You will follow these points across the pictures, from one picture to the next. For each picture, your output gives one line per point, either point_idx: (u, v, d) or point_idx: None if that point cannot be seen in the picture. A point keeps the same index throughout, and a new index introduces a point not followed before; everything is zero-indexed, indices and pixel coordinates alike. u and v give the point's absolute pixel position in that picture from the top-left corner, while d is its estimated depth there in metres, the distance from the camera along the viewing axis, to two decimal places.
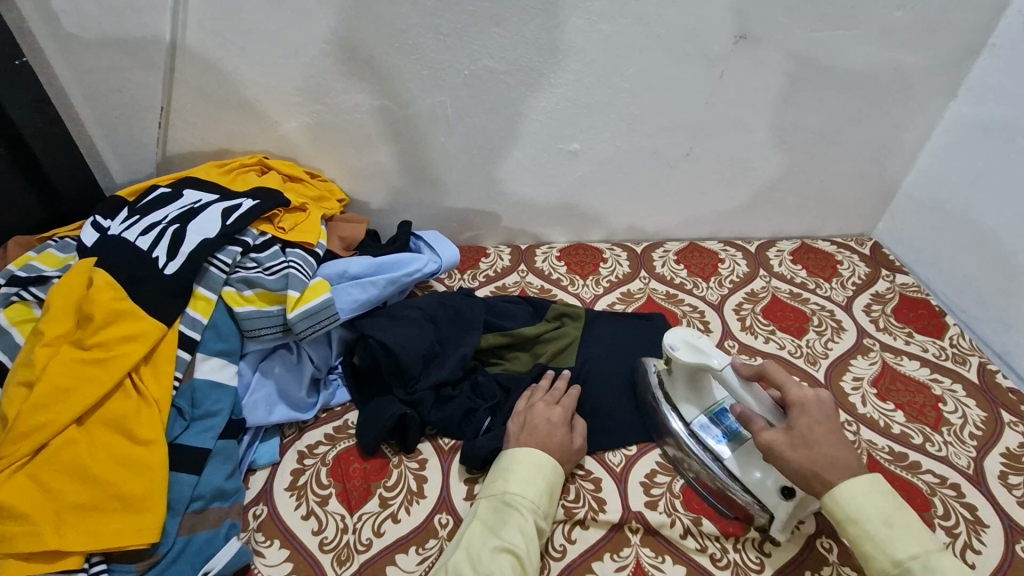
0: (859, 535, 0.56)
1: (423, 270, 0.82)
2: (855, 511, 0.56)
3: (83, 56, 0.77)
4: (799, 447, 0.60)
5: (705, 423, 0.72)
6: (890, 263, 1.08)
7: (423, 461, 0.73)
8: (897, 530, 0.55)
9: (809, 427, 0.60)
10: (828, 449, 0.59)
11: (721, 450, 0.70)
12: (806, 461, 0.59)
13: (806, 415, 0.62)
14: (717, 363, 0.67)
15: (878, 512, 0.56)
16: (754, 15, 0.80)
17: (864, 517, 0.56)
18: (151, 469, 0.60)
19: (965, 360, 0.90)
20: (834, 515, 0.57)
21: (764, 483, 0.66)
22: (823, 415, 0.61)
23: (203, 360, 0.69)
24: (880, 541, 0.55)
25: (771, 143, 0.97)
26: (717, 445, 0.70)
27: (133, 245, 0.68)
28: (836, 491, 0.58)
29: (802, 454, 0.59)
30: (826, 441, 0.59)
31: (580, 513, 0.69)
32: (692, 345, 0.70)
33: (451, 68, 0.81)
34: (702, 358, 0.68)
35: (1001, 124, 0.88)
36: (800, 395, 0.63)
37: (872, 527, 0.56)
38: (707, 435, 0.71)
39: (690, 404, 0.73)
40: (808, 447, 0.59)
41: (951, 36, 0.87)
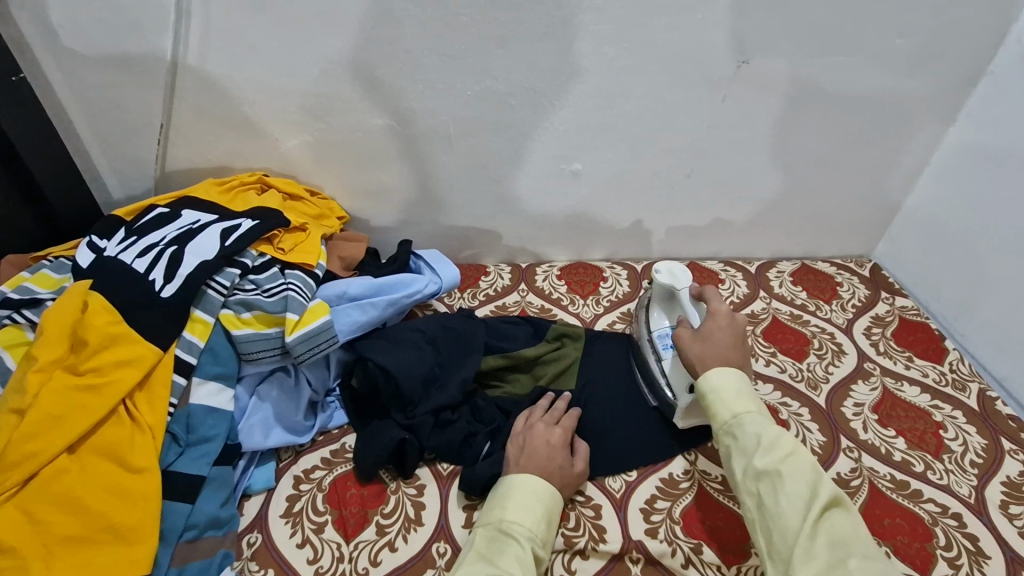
0: (712, 394, 0.64)
1: (423, 291, 0.82)
2: (712, 376, 0.65)
3: (82, 73, 0.76)
4: (700, 341, 0.69)
5: (666, 333, 0.79)
6: (889, 285, 1.08)
7: (421, 487, 0.71)
8: (743, 393, 0.63)
9: (712, 329, 0.70)
10: (721, 348, 0.68)
11: (664, 354, 0.78)
12: (697, 351, 0.68)
13: (715, 321, 0.71)
14: (680, 284, 0.78)
15: (733, 380, 0.65)
16: (756, 41, 0.81)
17: (719, 381, 0.64)
18: (143, 498, 0.59)
19: (964, 386, 0.90)
20: (698, 380, 0.66)
21: (677, 380, 0.75)
22: (729, 325, 0.70)
23: (199, 385, 0.67)
24: (727, 399, 0.63)
25: (772, 165, 0.97)
26: (662, 350, 0.78)
27: (130, 267, 0.67)
28: (709, 371, 0.66)
29: (698, 346, 0.69)
30: (722, 340, 0.68)
31: (580, 542, 0.68)
32: (673, 269, 0.79)
33: (453, 89, 0.81)
34: (671, 279, 0.79)
35: (1001, 151, 0.88)
36: (718, 307, 0.72)
37: (723, 389, 0.64)
38: (659, 340, 0.79)
39: (659, 316, 0.81)
40: (702, 342, 0.69)
41: (951, 63, 0.87)
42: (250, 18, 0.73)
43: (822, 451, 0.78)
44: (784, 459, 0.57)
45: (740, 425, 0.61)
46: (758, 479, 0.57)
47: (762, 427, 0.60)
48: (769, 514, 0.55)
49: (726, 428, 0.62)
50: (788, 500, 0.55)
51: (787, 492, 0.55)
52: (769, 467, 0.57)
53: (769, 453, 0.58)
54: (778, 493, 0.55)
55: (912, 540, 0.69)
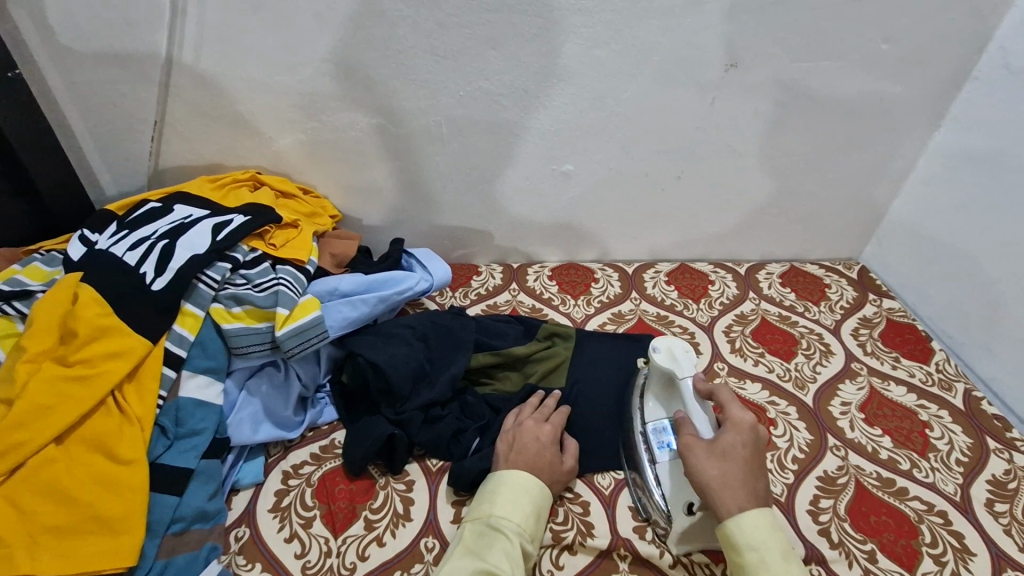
0: (757, 566, 0.57)
1: (414, 288, 0.82)
2: (756, 539, 0.57)
3: (77, 69, 0.77)
4: (718, 459, 0.62)
5: (663, 428, 0.71)
6: (876, 287, 1.10)
7: (410, 483, 0.72)
8: (790, 564, 0.56)
9: (733, 447, 0.62)
10: (743, 470, 0.60)
11: (660, 456, 0.69)
12: (716, 474, 0.60)
13: (736, 432, 0.63)
14: (682, 372, 0.70)
15: (775, 544, 0.57)
16: (744, 45, 0.82)
17: (765, 548, 0.57)
18: (130, 489, 0.59)
19: (951, 386, 0.91)
20: (736, 542, 0.58)
21: (676, 495, 0.67)
22: (750, 440, 0.63)
23: (189, 378, 0.68)
24: (773, 573, 0.56)
25: (761, 168, 0.98)
26: (658, 451, 0.70)
27: (121, 260, 0.68)
28: (742, 519, 0.58)
29: (718, 466, 0.61)
30: (744, 463, 0.61)
31: (568, 537, 0.68)
32: (673, 351, 0.72)
33: (446, 89, 0.82)
34: (672, 363, 0.71)
35: (984, 155, 0.90)
36: (741, 416, 0.64)
37: (770, 558, 0.56)
38: (656, 438, 0.71)
39: (655, 406, 0.74)
40: (721, 462, 0.61)
41: (935, 68, 0.89)
42: (245, 17, 0.74)
43: (809, 449, 0.79)
44: None
45: None
46: None
47: None
48: None
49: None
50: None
51: None
52: None
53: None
54: None
55: (897, 536, 0.70)
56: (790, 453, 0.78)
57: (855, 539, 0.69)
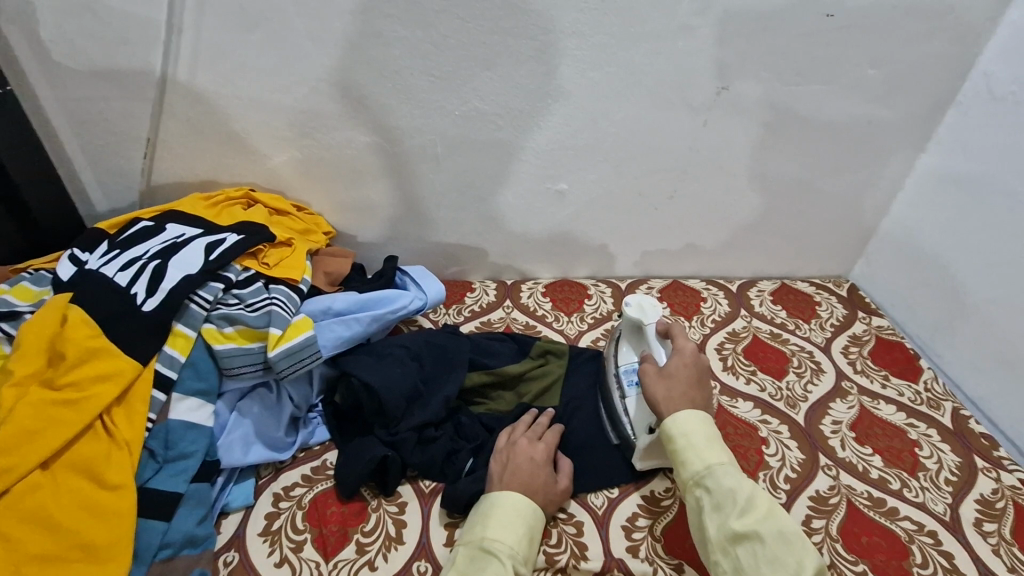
0: (684, 445, 0.63)
1: (408, 307, 0.82)
2: (684, 425, 0.64)
3: (69, 85, 0.76)
4: (663, 380, 0.69)
5: (632, 369, 0.78)
6: (866, 305, 1.11)
7: (403, 505, 0.71)
8: (715, 444, 0.63)
9: (677, 368, 0.70)
10: (685, 387, 0.67)
11: (629, 391, 0.76)
12: (661, 390, 0.68)
13: (680, 358, 0.71)
14: (648, 319, 0.77)
15: (702, 427, 0.64)
16: (735, 69, 0.84)
17: (692, 431, 0.64)
18: (118, 515, 0.58)
19: (939, 405, 0.92)
20: (668, 428, 0.65)
21: (640, 420, 0.74)
22: (693, 363, 0.70)
23: (179, 401, 0.67)
24: (698, 450, 0.63)
25: (752, 188, 0.99)
26: (627, 387, 0.76)
27: (112, 281, 0.67)
28: (678, 416, 0.65)
29: (663, 385, 0.68)
30: (685, 380, 0.68)
31: (562, 559, 0.67)
32: (642, 304, 0.78)
33: (441, 109, 0.83)
34: (639, 313, 0.77)
35: (968, 177, 0.92)
36: (685, 344, 0.72)
37: (696, 438, 0.63)
38: (626, 376, 0.77)
39: (627, 351, 0.79)
40: (667, 381, 0.68)
41: (921, 92, 0.91)
42: (240, 36, 0.74)
43: (801, 469, 0.79)
44: (761, 521, 0.57)
45: (714, 479, 0.61)
46: (735, 542, 0.57)
47: (737, 484, 0.60)
48: None
49: (699, 481, 0.61)
50: (768, 564, 0.55)
51: (768, 558, 0.55)
52: (748, 530, 0.56)
53: (747, 512, 0.58)
54: (757, 556, 0.55)
55: (888, 557, 0.70)
56: (782, 472, 0.78)
57: (847, 560, 0.70)
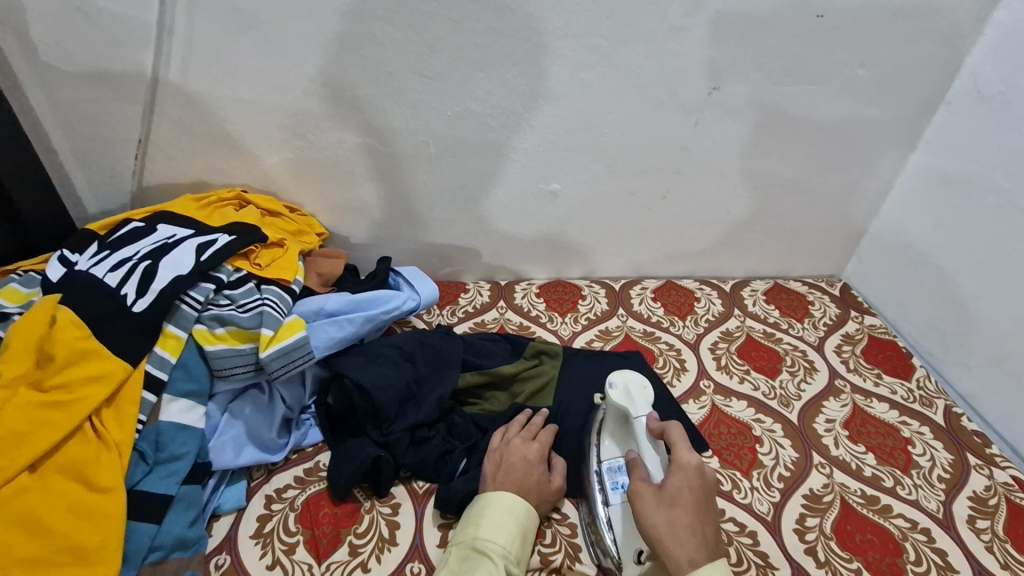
0: None
1: (401, 307, 0.82)
2: None
3: (60, 87, 0.76)
4: (667, 506, 0.59)
5: (618, 468, 0.70)
6: (858, 304, 1.11)
7: (396, 506, 0.71)
8: None
9: (681, 493, 0.60)
10: (692, 519, 0.58)
11: (613, 498, 0.67)
12: (664, 522, 0.58)
13: (682, 476, 0.61)
14: (636, 410, 0.69)
15: None
16: (726, 70, 0.84)
17: None
18: (108, 518, 0.58)
19: (932, 402, 0.92)
20: None
21: (627, 541, 0.64)
22: (698, 484, 0.60)
23: (170, 402, 0.66)
24: None
25: (744, 188, 1.00)
26: (611, 492, 0.68)
27: (102, 282, 0.67)
28: (693, 574, 0.54)
29: (667, 515, 0.58)
30: (690, 510, 0.59)
31: (556, 559, 0.67)
32: (629, 388, 0.71)
33: (434, 109, 0.83)
34: (627, 401, 0.70)
35: (957, 176, 0.93)
36: (687, 457, 0.62)
37: None
38: (610, 479, 0.69)
39: (610, 445, 0.72)
40: (669, 509, 0.59)
41: (910, 92, 0.92)
42: (232, 37, 0.74)
43: (794, 467, 0.79)
44: None
45: None
46: None
47: None
48: None
49: None
50: None
51: None
52: None
53: None
54: None
55: (882, 555, 0.70)
56: (776, 471, 0.79)
57: (841, 558, 0.70)
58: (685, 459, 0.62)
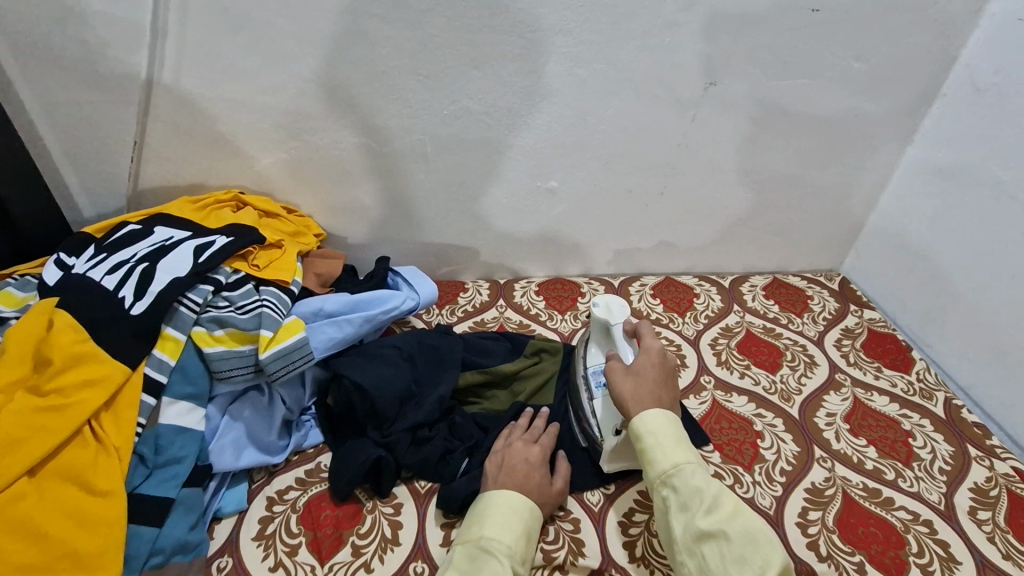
0: (652, 443, 0.62)
1: (400, 307, 0.82)
2: (653, 424, 0.63)
3: (54, 89, 0.76)
4: (631, 377, 0.67)
5: (601, 370, 0.76)
6: (857, 298, 1.12)
7: (398, 506, 0.70)
8: (682, 443, 0.62)
9: (645, 366, 0.68)
10: (653, 387, 0.66)
11: (596, 393, 0.74)
12: (629, 387, 0.66)
13: (648, 357, 0.69)
14: (614, 319, 0.75)
15: (670, 428, 0.63)
16: (722, 64, 0.84)
17: (659, 429, 0.62)
18: (107, 524, 0.57)
19: (931, 395, 0.92)
20: (636, 428, 0.63)
21: (606, 420, 0.72)
22: (660, 363, 0.69)
23: (169, 404, 0.66)
24: (666, 449, 0.61)
25: (742, 183, 1.00)
26: (596, 388, 0.75)
27: (99, 285, 0.66)
28: (646, 414, 0.63)
29: (631, 382, 0.66)
30: (652, 380, 0.66)
31: (560, 556, 0.67)
32: (609, 304, 0.77)
33: (430, 108, 0.82)
34: (606, 313, 0.76)
35: (954, 169, 0.93)
36: (652, 343, 0.71)
37: (664, 438, 0.62)
38: (594, 378, 0.76)
39: (596, 352, 0.78)
40: (634, 378, 0.67)
41: (905, 85, 0.92)
42: (226, 38, 0.73)
43: (796, 461, 0.79)
44: (728, 520, 0.56)
45: (682, 477, 0.59)
46: (701, 541, 0.56)
47: (705, 482, 0.58)
48: None
49: (666, 480, 0.60)
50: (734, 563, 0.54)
51: (732, 556, 0.54)
52: (715, 528, 0.55)
53: (713, 512, 0.56)
54: (723, 555, 0.54)
55: (885, 548, 0.70)
56: (777, 465, 0.79)
57: (844, 551, 0.70)
58: (650, 345, 0.70)
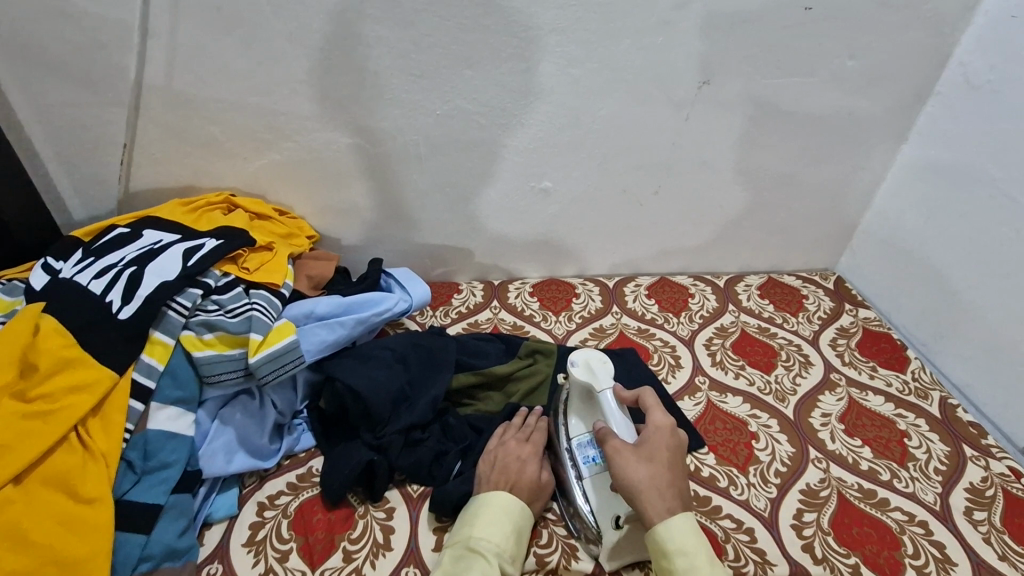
0: (685, 568, 0.56)
1: (393, 309, 0.81)
2: (684, 544, 0.57)
3: (42, 91, 0.75)
4: (645, 462, 0.63)
5: (587, 442, 0.72)
6: (852, 297, 1.11)
7: (390, 510, 0.70)
8: (717, 568, 0.57)
9: (658, 449, 0.64)
10: (669, 474, 0.62)
11: (585, 471, 0.70)
12: (645, 477, 0.61)
13: (660, 437, 0.65)
14: (600, 383, 0.71)
15: (702, 548, 0.58)
16: (716, 63, 0.84)
17: (692, 551, 0.57)
18: (96, 530, 0.57)
19: (927, 394, 0.92)
20: (664, 545, 0.58)
21: (603, 507, 0.67)
22: (672, 444, 0.65)
23: (158, 409, 0.65)
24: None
25: (736, 181, 0.99)
26: (583, 466, 0.71)
27: (87, 289, 0.65)
28: (670, 522, 0.59)
29: (647, 469, 0.62)
30: (668, 467, 0.63)
31: (552, 559, 0.67)
32: (590, 364, 0.73)
33: (422, 107, 0.82)
34: (589, 376, 0.72)
35: (948, 167, 0.93)
36: (660, 420, 0.67)
37: (698, 562, 0.57)
38: (580, 454, 0.71)
39: (577, 422, 0.74)
40: (649, 464, 0.63)
41: (900, 83, 0.91)
42: (216, 39, 0.73)
43: (791, 462, 0.79)
44: None
45: None
46: None
47: None
48: None
49: None
50: None
51: None
52: None
53: None
54: None
55: (880, 548, 0.70)
56: (772, 467, 0.78)
57: (839, 553, 0.69)
58: (658, 423, 0.66)
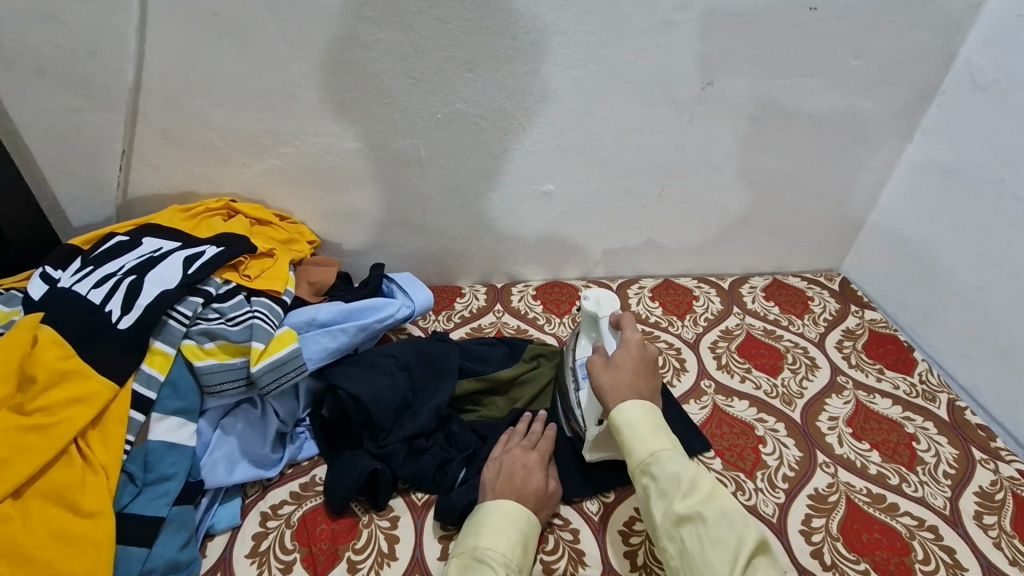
0: (628, 432, 0.59)
1: (396, 315, 0.81)
2: (627, 413, 0.60)
3: (38, 98, 0.74)
4: (609, 367, 0.65)
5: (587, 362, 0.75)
6: (858, 298, 1.10)
7: (395, 519, 0.69)
8: (658, 428, 0.59)
9: (623, 357, 0.66)
10: (631, 377, 0.64)
11: (581, 384, 0.74)
12: (606, 379, 0.64)
13: (626, 348, 0.67)
14: (602, 311, 0.75)
15: (646, 415, 0.60)
16: (719, 64, 0.83)
17: (633, 416, 0.60)
18: (96, 545, 0.56)
19: (935, 397, 0.91)
20: (611, 418, 0.61)
21: (589, 411, 0.71)
22: (640, 354, 0.67)
23: (158, 421, 0.65)
24: (642, 436, 0.59)
25: (741, 183, 0.99)
26: (581, 379, 0.74)
27: (85, 299, 0.65)
28: (623, 405, 0.61)
29: (608, 372, 0.65)
30: (631, 370, 0.65)
31: (559, 566, 0.66)
32: (600, 299, 0.75)
33: (423, 111, 0.81)
34: (593, 306, 0.75)
35: (955, 167, 0.92)
36: (632, 335, 0.69)
37: (639, 425, 0.59)
38: (580, 369, 0.75)
39: (585, 344, 0.77)
40: (613, 370, 0.65)
41: (905, 83, 0.91)
42: (213, 44, 0.72)
43: (799, 467, 0.78)
44: (706, 503, 0.54)
45: (659, 464, 0.57)
46: (681, 526, 0.53)
47: (682, 467, 0.56)
48: (696, 564, 0.51)
49: (643, 467, 0.57)
50: (712, 546, 0.51)
51: (711, 540, 0.52)
52: (692, 512, 0.53)
53: (691, 495, 0.54)
54: (702, 540, 0.52)
55: (890, 555, 0.69)
56: (780, 472, 0.77)
57: (848, 559, 0.69)
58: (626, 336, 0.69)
